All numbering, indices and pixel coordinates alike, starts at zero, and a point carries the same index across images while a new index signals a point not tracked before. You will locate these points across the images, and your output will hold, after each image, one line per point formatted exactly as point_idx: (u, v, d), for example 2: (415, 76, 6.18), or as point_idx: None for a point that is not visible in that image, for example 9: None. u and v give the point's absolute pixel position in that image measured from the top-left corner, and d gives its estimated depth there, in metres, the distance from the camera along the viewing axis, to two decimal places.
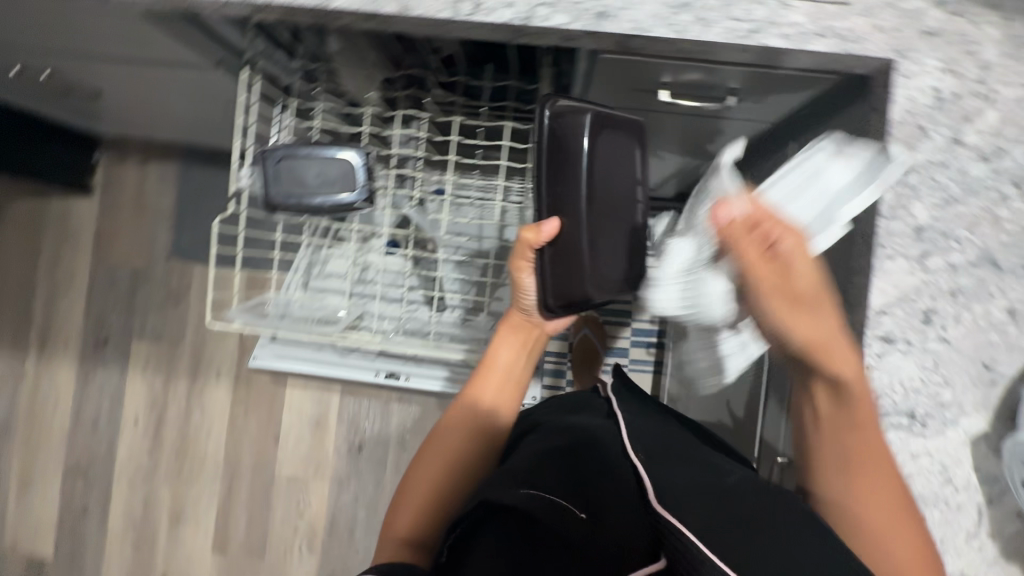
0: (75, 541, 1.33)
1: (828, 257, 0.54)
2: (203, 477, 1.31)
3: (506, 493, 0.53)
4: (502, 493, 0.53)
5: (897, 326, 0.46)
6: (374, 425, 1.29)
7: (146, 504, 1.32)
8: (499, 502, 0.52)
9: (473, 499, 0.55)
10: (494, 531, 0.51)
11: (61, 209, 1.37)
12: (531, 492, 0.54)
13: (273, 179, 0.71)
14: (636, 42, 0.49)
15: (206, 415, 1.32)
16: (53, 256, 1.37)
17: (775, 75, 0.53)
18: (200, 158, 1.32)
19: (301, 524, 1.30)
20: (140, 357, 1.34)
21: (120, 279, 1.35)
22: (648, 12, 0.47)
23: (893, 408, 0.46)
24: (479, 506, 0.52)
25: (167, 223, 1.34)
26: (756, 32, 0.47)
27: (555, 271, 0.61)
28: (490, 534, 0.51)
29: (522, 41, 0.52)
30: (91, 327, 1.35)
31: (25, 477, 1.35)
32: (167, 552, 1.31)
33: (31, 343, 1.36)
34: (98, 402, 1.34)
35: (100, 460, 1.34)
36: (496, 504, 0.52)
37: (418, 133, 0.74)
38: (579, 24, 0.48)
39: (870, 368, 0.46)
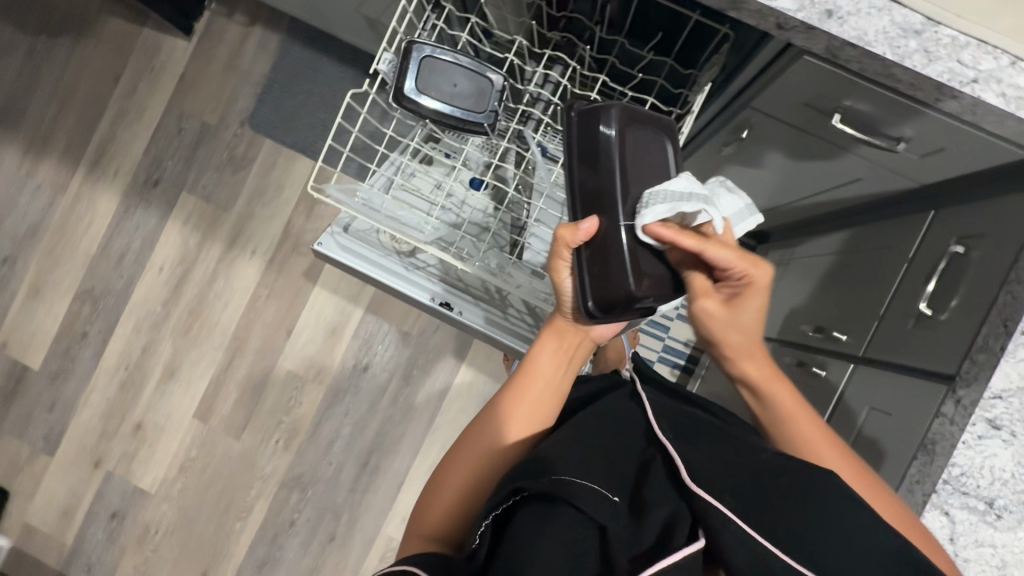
0: (66, 362, 1.33)
1: (948, 326, 0.53)
2: (206, 344, 1.30)
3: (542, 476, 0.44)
4: (536, 466, 0.45)
5: (1008, 415, 0.45)
6: (386, 350, 1.27)
7: (144, 350, 1.31)
8: (536, 488, 0.43)
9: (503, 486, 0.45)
10: (533, 513, 0.42)
11: (155, 41, 1.35)
12: (568, 473, 0.44)
13: (410, 72, 0.68)
14: (849, 52, 0.47)
15: (229, 286, 1.30)
16: (132, 84, 1.35)
17: (962, 133, 0.52)
18: (305, 38, 1.29)
19: (284, 420, 1.27)
20: (184, 209, 1.32)
21: (189, 129, 1.33)
22: (876, 26, 0.46)
23: (974, 491, 0.45)
24: (511, 491, 0.44)
25: (252, 90, 1.32)
26: (976, 82, 0.45)
27: (594, 272, 0.55)
28: (524, 523, 0.42)
29: (732, 12, 0.50)
30: (146, 164, 1.33)
31: (37, 286, 1.34)
32: (149, 403, 1.30)
33: (84, 160, 1.35)
34: (129, 238, 1.33)
35: (113, 294, 1.33)
36: (531, 490, 0.43)
37: (562, 78, 0.72)
38: (803, 14, 0.46)
39: (964, 446, 0.45)
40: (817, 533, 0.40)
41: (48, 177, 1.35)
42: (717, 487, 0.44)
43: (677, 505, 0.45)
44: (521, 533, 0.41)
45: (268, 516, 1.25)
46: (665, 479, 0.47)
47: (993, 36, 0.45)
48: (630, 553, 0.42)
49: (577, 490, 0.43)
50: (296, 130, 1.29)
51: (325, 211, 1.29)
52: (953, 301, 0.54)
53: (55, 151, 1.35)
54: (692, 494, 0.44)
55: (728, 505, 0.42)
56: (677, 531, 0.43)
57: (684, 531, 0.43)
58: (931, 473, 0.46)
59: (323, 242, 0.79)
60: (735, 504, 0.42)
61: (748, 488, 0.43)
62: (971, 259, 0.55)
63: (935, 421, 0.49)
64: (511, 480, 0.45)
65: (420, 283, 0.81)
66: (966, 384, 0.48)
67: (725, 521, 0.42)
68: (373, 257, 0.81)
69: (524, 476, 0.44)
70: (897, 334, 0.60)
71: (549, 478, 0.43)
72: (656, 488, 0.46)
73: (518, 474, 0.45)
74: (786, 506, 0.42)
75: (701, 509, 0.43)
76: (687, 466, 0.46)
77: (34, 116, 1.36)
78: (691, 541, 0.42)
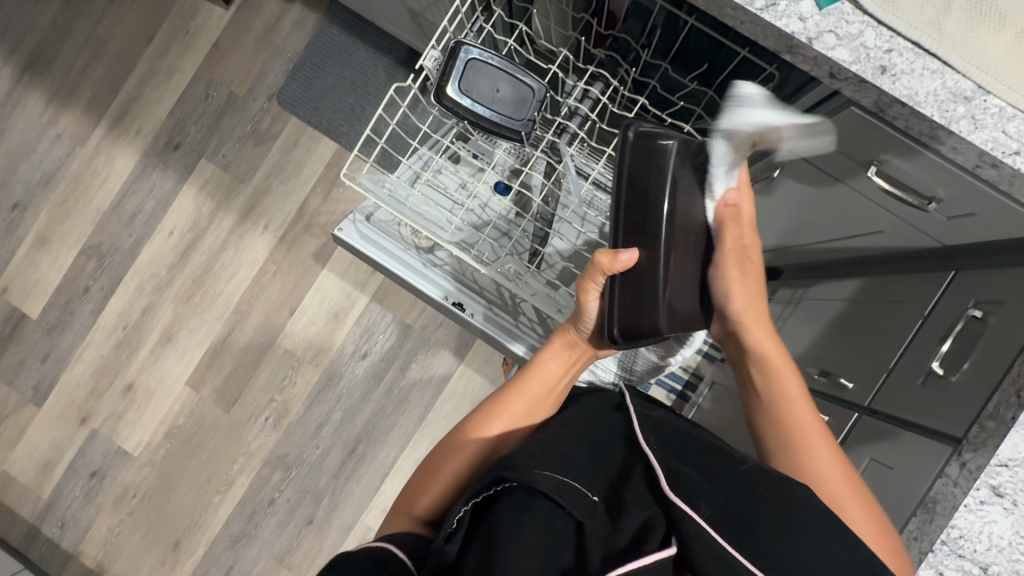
0: (65, 314, 1.32)
1: (960, 391, 0.53)
2: (207, 313, 1.29)
3: (525, 462, 0.42)
4: (524, 458, 0.43)
5: (1011, 483, 0.46)
6: (386, 341, 1.27)
7: (144, 312, 1.31)
8: (522, 480, 0.40)
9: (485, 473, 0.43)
10: (513, 505, 0.39)
11: (193, 6, 1.35)
12: (546, 463, 0.42)
13: (455, 72, 0.69)
14: (897, 109, 0.48)
15: (237, 258, 1.30)
16: (164, 45, 1.34)
17: (992, 200, 0.53)
18: (342, 21, 1.29)
19: (276, 399, 1.27)
20: (202, 175, 1.32)
21: (216, 97, 1.32)
22: (928, 87, 0.46)
23: (970, 554, 0.45)
24: (494, 480, 0.41)
25: (284, 66, 1.31)
26: (1018, 153, 0.46)
27: (623, 300, 0.60)
28: (506, 513, 0.39)
29: (787, 56, 0.50)
30: (168, 126, 1.33)
31: (45, 235, 1.34)
32: (143, 365, 1.30)
33: (108, 115, 1.34)
34: (143, 199, 1.32)
35: (120, 252, 1.32)
36: (515, 480, 0.40)
37: (602, 95, 0.73)
38: (858, 67, 0.47)
39: (966, 509, 0.46)
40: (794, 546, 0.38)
41: (69, 128, 1.35)
42: (693, 495, 0.41)
43: (653, 511, 0.42)
44: (500, 522, 0.38)
45: (248, 492, 1.25)
46: (644, 488, 0.44)
47: None
48: (606, 551, 0.38)
49: (558, 486, 0.41)
50: (322, 111, 1.29)
51: (341, 194, 1.29)
52: (965, 364, 0.55)
53: (79, 102, 1.35)
54: (668, 501, 0.41)
55: (703, 514, 0.40)
56: (650, 535, 0.39)
57: (659, 536, 0.40)
58: (931, 532, 0.47)
59: (343, 228, 0.80)
60: (711, 513, 0.40)
61: (728, 499, 0.41)
62: (988, 324, 0.55)
63: (939, 481, 0.50)
64: (494, 469, 0.42)
65: (435, 280, 0.81)
66: (973, 448, 0.49)
67: (700, 530, 0.39)
68: (392, 248, 0.81)
69: (506, 467, 0.42)
70: (905, 389, 0.61)
71: (534, 471, 0.41)
72: (634, 493, 0.44)
73: (503, 463, 0.42)
74: (766, 518, 0.39)
75: (676, 517, 0.40)
76: (668, 476, 0.43)
77: (62, 66, 1.36)
78: (665, 545, 0.39)
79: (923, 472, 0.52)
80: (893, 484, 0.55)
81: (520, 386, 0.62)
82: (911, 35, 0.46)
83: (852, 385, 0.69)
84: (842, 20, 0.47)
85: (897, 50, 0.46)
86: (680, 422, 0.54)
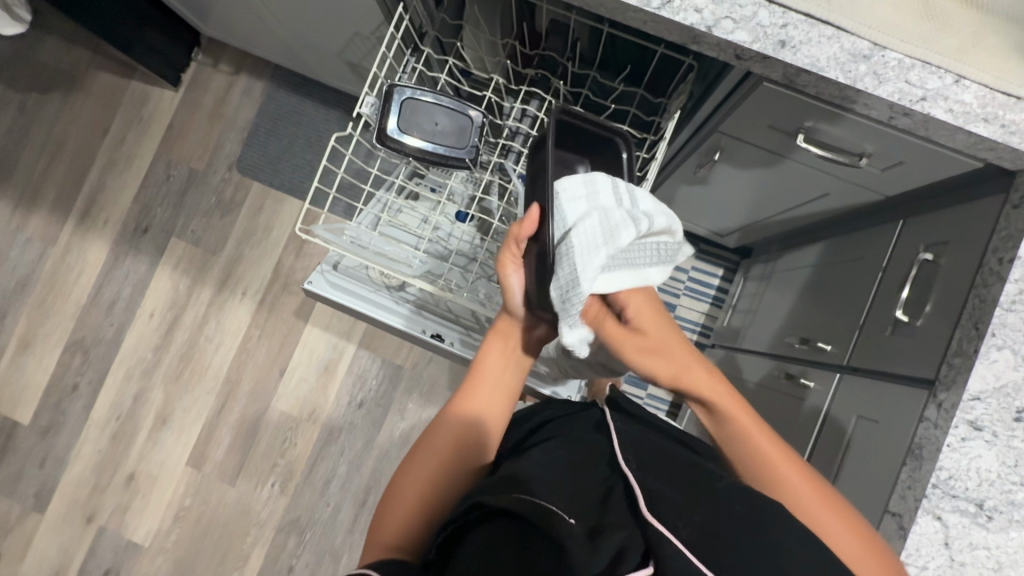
0: (56, 415, 1.31)
1: (926, 336, 0.54)
2: (198, 388, 1.29)
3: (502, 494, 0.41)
4: (502, 487, 0.43)
5: (987, 415, 0.46)
6: (380, 385, 1.27)
7: (136, 399, 1.30)
8: (496, 505, 0.40)
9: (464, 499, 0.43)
10: (488, 532, 0.40)
11: (142, 92, 1.38)
12: (526, 491, 0.42)
13: (392, 114, 0.71)
14: (805, 77, 0.50)
15: (220, 329, 1.30)
16: (120, 135, 1.37)
17: (917, 146, 0.55)
18: (288, 83, 1.33)
19: (279, 462, 1.25)
20: (174, 254, 1.33)
21: (177, 175, 1.35)
22: (828, 52, 0.48)
23: (963, 493, 0.46)
24: (471, 507, 0.42)
25: (238, 135, 1.34)
26: (925, 100, 0.48)
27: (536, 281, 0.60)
28: (479, 541, 0.40)
29: (694, 47, 0.53)
30: (135, 212, 1.35)
31: (27, 339, 1.33)
32: (142, 453, 1.28)
33: (74, 211, 1.36)
34: (120, 286, 1.33)
35: (103, 343, 1.32)
36: (491, 506, 0.40)
37: (537, 111, 0.75)
38: (758, 45, 0.49)
39: (950, 448, 0.46)
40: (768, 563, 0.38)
41: (38, 230, 1.36)
42: (672, 516, 0.41)
43: (632, 531, 0.41)
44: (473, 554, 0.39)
45: (265, 563, 1.22)
46: (624, 504, 0.44)
47: (937, 56, 0.48)
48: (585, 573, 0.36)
49: (536, 509, 0.40)
50: (282, 172, 1.32)
51: (313, 249, 1.31)
52: (927, 307, 0.56)
53: (44, 204, 1.37)
54: (645, 522, 0.41)
55: (681, 536, 0.40)
56: (626, 555, 0.39)
57: (635, 558, 0.39)
58: (921, 478, 0.47)
59: (312, 281, 0.80)
60: (688, 534, 0.40)
61: (705, 517, 0.41)
62: (939, 265, 0.57)
63: (923, 426, 0.50)
64: (472, 496, 0.43)
65: (410, 316, 0.82)
66: (946, 387, 0.49)
67: (678, 550, 0.39)
68: (364, 292, 0.81)
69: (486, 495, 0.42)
70: (877, 342, 0.62)
71: (510, 495, 0.41)
72: (615, 513, 0.43)
73: (482, 491, 0.43)
74: (731, 534, 0.40)
75: (653, 539, 0.40)
76: (647, 496, 0.43)
77: (23, 171, 1.38)
78: (641, 565, 0.39)
79: (911, 422, 0.52)
80: (879, 437, 0.56)
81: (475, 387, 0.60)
82: (802, 7, 0.48)
83: (827, 347, 0.70)
84: (735, 5, 0.49)
85: (792, 23, 0.49)
86: (659, 441, 0.54)
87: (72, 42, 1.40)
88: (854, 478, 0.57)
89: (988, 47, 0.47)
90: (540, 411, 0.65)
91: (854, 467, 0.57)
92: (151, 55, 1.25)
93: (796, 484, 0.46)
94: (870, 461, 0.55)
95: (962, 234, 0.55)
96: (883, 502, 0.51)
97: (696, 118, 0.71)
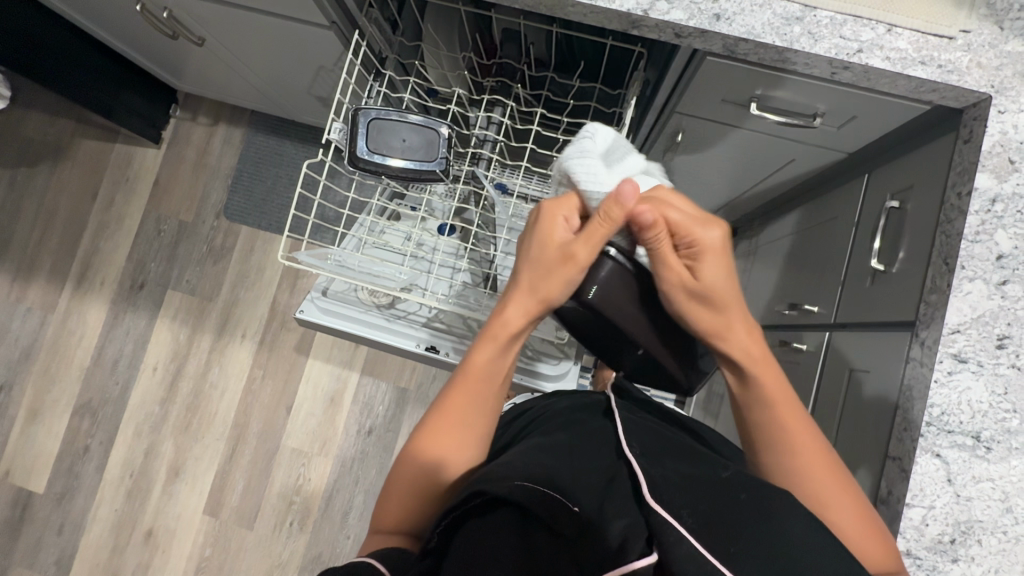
0: (70, 480, 1.31)
1: (906, 280, 0.55)
2: (208, 436, 1.29)
3: (508, 484, 0.40)
4: (503, 471, 0.41)
5: (969, 346, 0.46)
6: (387, 411, 1.27)
7: (147, 454, 1.30)
8: (498, 494, 0.39)
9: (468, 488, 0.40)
10: (492, 520, 0.39)
11: (126, 154, 1.42)
12: (528, 485, 0.40)
13: (361, 136, 0.73)
14: (744, 46, 0.52)
15: (224, 373, 1.31)
16: (109, 198, 1.41)
17: (864, 99, 0.57)
18: (266, 126, 1.37)
19: (295, 500, 1.25)
20: (171, 305, 1.35)
21: (168, 229, 1.38)
22: (761, 20, 0.50)
23: (958, 427, 0.46)
24: (472, 495, 0.39)
25: (223, 182, 1.38)
26: (861, 52, 0.50)
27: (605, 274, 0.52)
28: (481, 533, 0.39)
29: (635, 32, 0.55)
30: (130, 269, 1.37)
31: (34, 408, 1.34)
32: (158, 507, 1.28)
33: (71, 277, 1.38)
34: (121, 343, 1.35)
35: (110, 402, 1.33)
36: (493, 495, 0.39)
37: (501, 116, 0.77)
38: (694, 21, 0.51)
39: (939, 384, 0.46)
40: (777, 544, 0.37)
41: (37, 300, 1.38)
42: (675, 503, 0.40)
43: (636, 518, 0.41)
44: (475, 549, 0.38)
45: None
46: (628, 492, 0.43)
47: (865, 9, 0.49)
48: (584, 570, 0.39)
49: (540, 499, 0.40)
50: (270, 213, 1.35)
51: (307, 283, 1.33)
52: (900, 254, 0.57)
53: (41, 273, 1.39)
54: (648, 508, 0.40)
55: (686, 524, 0.39)
56: (632, 542, 0.39)
57: (640, 545, 0.39)
58: (914, 419, 0.47)
59: (304, 308, 0.82)
60: (693, 521, 0.39)
61: (709, 503, 0.40)
62: (907, 211, 0.58)
63: (912, 366, 0.50)
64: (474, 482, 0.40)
65: (402, 331, 0.82)
66: (926, 325, 0.49)
67: (678, 537, 0.38)
68: (355, 313, 0.82)
69: (486, 481, 0.40)
70: (861, 295, 0.63)
71: (510, 484, 0.40)
72: (617, 500, 0.42)
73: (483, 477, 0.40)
74: (739, 518, 0.39)
75: (656, 525, 0.39)
76: (649, 482, 0.43)
77: (18, 244, 1.41)
78: (645, 553, 0.39)
79: (901, 365, 0.52)
80: (874, 388, 0.56)
81: (460, 396, 0.48)
82: None
83: (817, 309, 0.71)
84: None
85: None
86: (662, 428, 0.55)
87: (53, 114, 1.44)
88: (855, 430, 0.57)
89: None
90: (539, 405, 0.64)
91: (855, 420, 0.58)
92: (132, 117, 1.29)
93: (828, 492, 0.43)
94: (869, 412, 0.55)
95: (923, 178, 0.57)
96: (884, 448, 0.51)
97: (653, 102, 0.72)
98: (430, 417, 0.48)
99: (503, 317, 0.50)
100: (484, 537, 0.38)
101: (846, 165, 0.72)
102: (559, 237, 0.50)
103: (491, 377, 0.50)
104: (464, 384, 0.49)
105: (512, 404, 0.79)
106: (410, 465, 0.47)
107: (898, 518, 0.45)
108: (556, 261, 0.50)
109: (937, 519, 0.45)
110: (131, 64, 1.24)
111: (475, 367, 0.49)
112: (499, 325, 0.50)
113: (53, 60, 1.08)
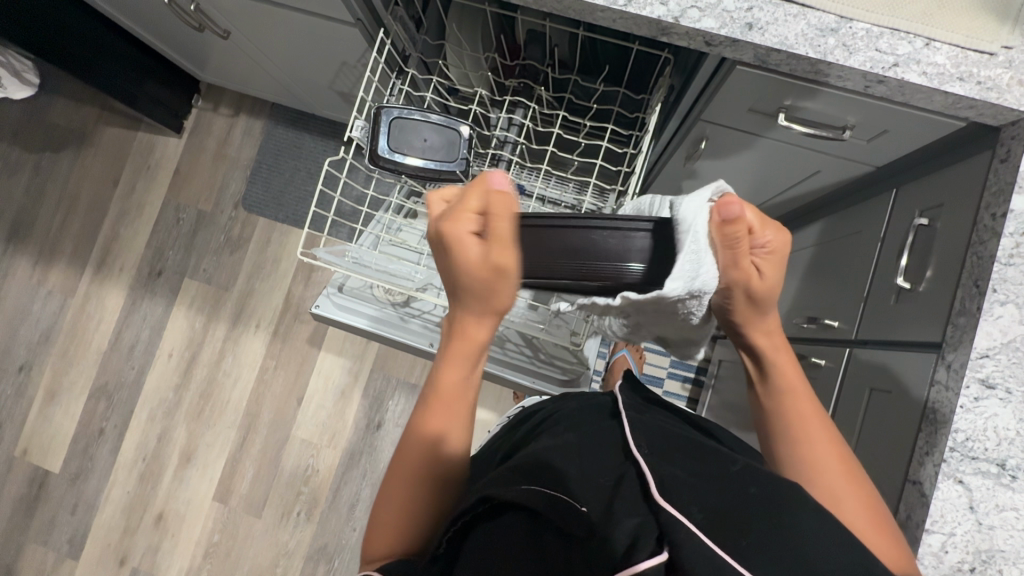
0: (85, 461, 1.33)
1: (932, 302, 0.54)
2: (220, 423, 1.31)
3: (512, 485, 0.41)
4: (508, 475, 0.42)
5: (998, 372, 0.45)
6: (397, 406, 1.28)
7: (160, 439, 1.32)
8: (505, 498, 0.40)
9: (474, 494, 0.42)
10: (500, 525, 0.40)
11: (149, 142, 1.43)
12: (532, 487, 0.41)
13: (382, 135, 0.72)
14: (776, 57, 0.51)
15: (237, 363, 1.32)
16: (130, 185, 1.43)
17: (896, 112, 0.55)
18: (286, 118, 1.38)
19: (303, 490, 1.26)
20: (188, 294, 1.36)
21: (187, 218, 1.39)
22: (795, 30, 0.49)
23: (983, 454, 0.45)
24: (479, 500, 0.40)
25: (242, 173, 1.39)
26: (897, 66, 0.49)
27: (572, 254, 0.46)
28: (491, 536, 0.40)
29: (665, 39, 0.54)
30: (149, 257, 1.39)
31: (52, 389, 1.37)
32: (169, 492, 1.30)
33: (90, 262, 1.41)
34: (138, 329, 1.37)
35: (126, 386, 1.35)
36: (500, 499, 0.40)
37: (523, 118, 0.76)
38: (726, 30, 0.50)
39: (964, 410, 0.45)
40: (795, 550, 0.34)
41: (58, 283, 1.41)
42: (685, 500, 0.38)
43: (645, 518, 0.38)
44: (488, 552, 0.39)
45: None
46: (636, 488, 0.41)
47: (903, 22, 0.48)
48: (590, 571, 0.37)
49: (547, 500, 0.39)
50: (287, 205, 1.36)
51: (322, 276, 1.33)
52: (928, 272, 0.56)
53: (63, 257, 1.42)
54: (657, 505, 0.38)
55: (695, 520, 0.37)
56: (642, 542, 0.36)
57: (650, 545, 0.36)
58: (938, 443, 0.46)
59: (319, 304, 0.83)
60: (703, 519, 0.37)
61: (718, 502, 0.38)
62: (936, 228, 0.57)
63: (937, 389, 0.49)
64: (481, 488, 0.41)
65: (417, 330, 0.82)
66: (953, 347, 0.48)
67: (688, 535, 0.36)
68: (369, 311, 0.82)
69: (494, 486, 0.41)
70: (885, 313, 0.62)
71: (517, 487, 0.40)
72: (625, 497, 0.40)
73: (490, 482, 0.42)
74: (753, 517, 0.36)
75: (665, 523, 0.37)
76: (658, 481, 0.40)
77: (41, 228, 1.43)
78: (657, 552, 0.36)
79: (926, 387, 0.51)
80: (896, 407, 0.55)
81: (438, 403, 0.48)
82: None
83: (836, 324, 0.70)
84: None
85: (756, 6, 0.50)
86: (668, 422, 0.53)
87: (79, 101, 1.46)
88: (874, 450, 0.56)
89: (955, 7, 0.48)
90: (551, 407, 0.63)
91: (874, 440, 0.57)
92: (155, 105, 1.30)
93: (843, 491, 0.41)
94: (890, 434, 0.54)
95: (954, 196, 0.56)
96: (904, 471, 0.50)
97: (679, 109, 0.71)
98: (417, 410, 0.49)
99: (465, 328, 0.47)
100: (490, 539, 0.40)
101: (873, 178, 0.70)
102: (474, 256, 0.43)
103: (464, 388, 0.49)
104: (442, 399, 0.48)
105: (525, 406, 0.78)
106: (403, 448, 0.48)
107: (916, 543, 0.45)
108: (489, 278, 0.43)
109: (957, 546, 0.44)
110: (155, 53, 1.25)
111: (444, 384, 0.48)
112: (462, 341, 0.48)
113: (80, 48, 1.09)
